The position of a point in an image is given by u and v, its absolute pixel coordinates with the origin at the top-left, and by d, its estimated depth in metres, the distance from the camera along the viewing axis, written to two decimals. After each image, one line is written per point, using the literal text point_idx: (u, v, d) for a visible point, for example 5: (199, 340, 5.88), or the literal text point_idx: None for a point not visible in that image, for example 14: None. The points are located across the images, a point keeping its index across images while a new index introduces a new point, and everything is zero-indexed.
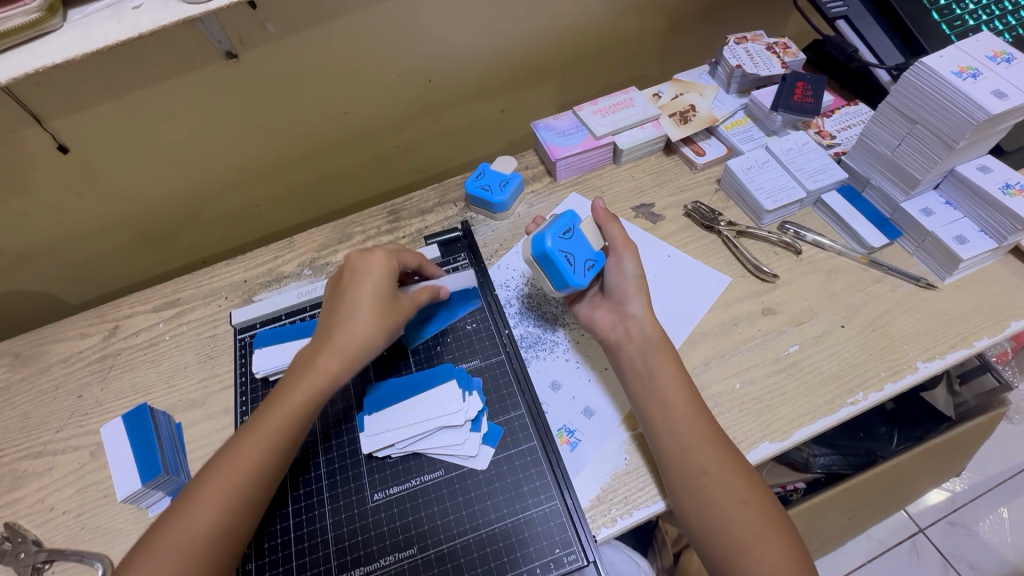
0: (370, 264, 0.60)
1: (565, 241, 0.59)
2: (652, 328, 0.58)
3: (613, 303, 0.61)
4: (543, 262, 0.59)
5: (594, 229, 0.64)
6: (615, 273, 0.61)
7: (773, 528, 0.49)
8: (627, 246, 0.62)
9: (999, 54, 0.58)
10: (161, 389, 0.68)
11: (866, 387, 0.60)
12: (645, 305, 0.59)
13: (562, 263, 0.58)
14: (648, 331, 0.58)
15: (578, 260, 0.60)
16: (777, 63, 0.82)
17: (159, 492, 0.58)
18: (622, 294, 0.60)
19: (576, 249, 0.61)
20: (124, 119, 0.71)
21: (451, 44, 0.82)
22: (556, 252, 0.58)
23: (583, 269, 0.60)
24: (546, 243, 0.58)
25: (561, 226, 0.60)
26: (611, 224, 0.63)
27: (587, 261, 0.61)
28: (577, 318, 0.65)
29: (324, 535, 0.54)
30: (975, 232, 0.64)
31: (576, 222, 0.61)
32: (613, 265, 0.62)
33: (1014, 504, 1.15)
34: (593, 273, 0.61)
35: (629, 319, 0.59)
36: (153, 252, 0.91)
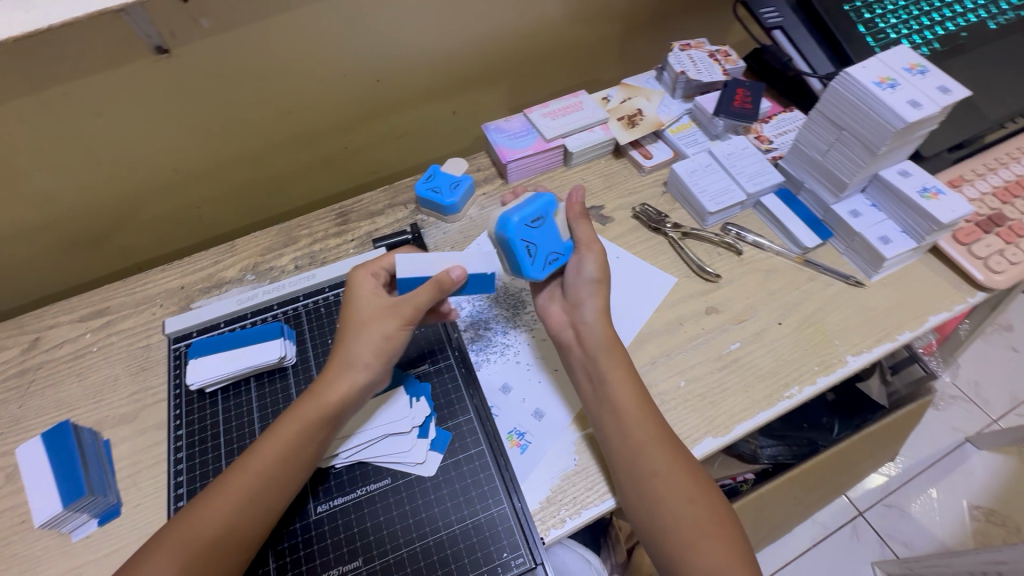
0: (352, 291, 0.57)
1: (530, 231, 0.57)
2: (601, 331, 0.58)
3: (567, 302, 0.61)
4: (502, 244, 0.58)
5: (565, 221, 0.61)
6: (574, 271, 0.60)
7: (716, 523, 0.50)
8: (594, 246, 0.60)
9: (915, 66, 0.62)
10: (87, 405, 0.64)
11: (800, 381, 0.63)
12: (598, 309, 0.58)
13: (520, 252, 0.57)
14: (597, 334, 0.57)
15: (539, 252, 0.58)
16: (719, 69, 0.85)
17: (84, 515, 0.55)
18: (575, 295, 0.60)
19: (542, 240, 0.58)
20: (42, 116, 0.66)
21: (400, 44, 0.80)
22: (517, 241, 0.56)
23: (543, 263, 0.58)
24: (509, 229, 0.56)
25: (533, 212, 0.57)
26: (580, 223, 0.60)
27: (551, 254, 0.59)
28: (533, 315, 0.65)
29: (262, 552, 0.52)
30: (897, 233, 0.68)
31: (548, 211, 0.58)
32: (574, 264, 0.60)
33: (941, 484, 1.23)
34: (554, 267, 0.59)
35: (581, 322, 0.59)
36: (82, 257, 0.86)
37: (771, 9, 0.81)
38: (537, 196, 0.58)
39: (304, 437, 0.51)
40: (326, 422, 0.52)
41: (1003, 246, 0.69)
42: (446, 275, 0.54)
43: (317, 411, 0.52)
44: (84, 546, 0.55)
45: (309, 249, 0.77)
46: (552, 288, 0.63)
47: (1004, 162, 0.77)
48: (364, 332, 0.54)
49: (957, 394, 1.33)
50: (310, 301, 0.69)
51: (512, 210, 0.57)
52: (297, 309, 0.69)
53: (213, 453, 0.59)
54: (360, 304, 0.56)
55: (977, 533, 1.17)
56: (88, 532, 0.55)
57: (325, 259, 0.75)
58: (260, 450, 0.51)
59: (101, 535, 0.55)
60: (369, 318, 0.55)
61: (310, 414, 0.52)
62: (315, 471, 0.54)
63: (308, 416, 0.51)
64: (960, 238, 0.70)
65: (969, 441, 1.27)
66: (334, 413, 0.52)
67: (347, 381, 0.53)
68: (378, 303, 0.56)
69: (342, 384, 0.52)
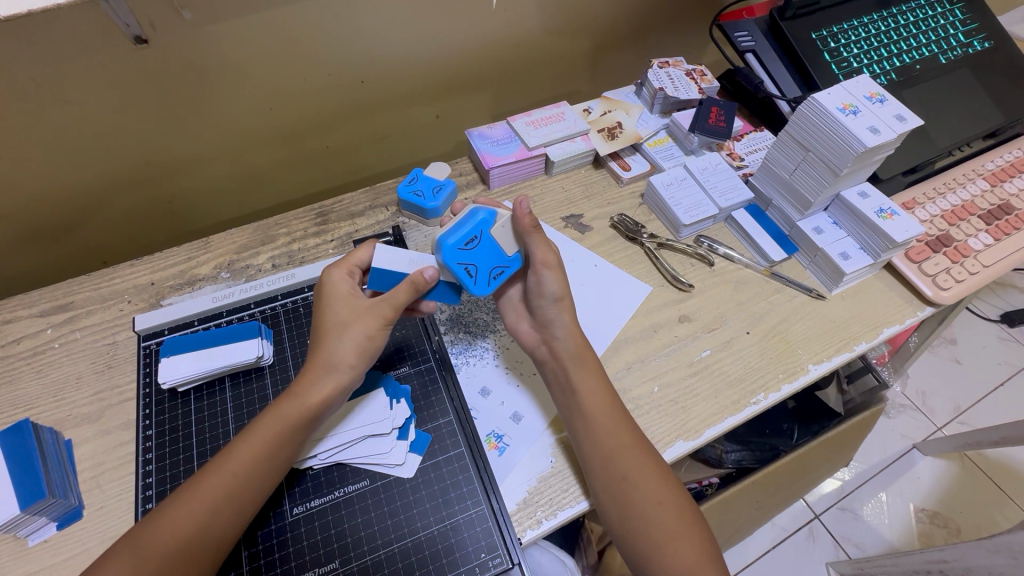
0: (326, 288, 0.57)
1: (467, 251, 0.56)
2: (573, 343, 0.59)
3: (536, 320, 0.62)
4: (443, 270, 0.57)
5: (509, 235, 0.58)
6: (536, 289, 0.60)
7: (686, 523, 0.52)
8: (549, 260, 0.59)
9: (874, 95, 0.67)
10: (46, 403, 0.61)
11: (766, 388, 0.66)
12: (567, 325, 0.60)
13: (460, 276, 0.57)
14: (569, 348, 0.59)
15: (480, 271, 0.57)
16: (695, 87, 0.88)
17: (42, 519, 0.52)
18: (543, 315, 0.61)
19: (481, 258, 0.57)
20: (8, 101, 0.63)
21: (386, 46, 0.80)
22: (453, 265, 0.56)
23: (488, 279, 0.58)
24: (444, 254, 0.56)
25: (467, 234, 0.57)
26: (533, 237, 0.57)
27: (496, 268, 0.58)
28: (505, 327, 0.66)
29: (235, 554, 0.51)
30: (856, 250, 0.73)
31: (483, 229, 0.57)
32: (534, 283, 0.60)
33: (891, 488, 1.30)
34: (500, 280, 0.59)
35: (552, 338, 0.60)
36: (42, 249, 0.82)
37: (744, 33, 0.86)
38: (468, 216, 0.57)
39: (281, 437, 0.51)
40: (304, 422, 0.52)
41: (949, 264, 0.74)
42: (419, 275, 0.55)
43: (294, 409, 0.51)
44: (42, 550, 0.52)
45: (288, 248, 0.76)
46: (515, 300, 0.65)
47: (951, 186, 0.83)
48: (341, 331, 0.54)
49: (907, 403, 1.41)
50: (288, 301, 0.69)
51: (446, 234, 0.56)
52: (274, 309, 0.68)
53: (184, 454, 0.58)
54: (338, 305, 0.55)
55: (922, 535, 1.24)
56: (47, 536, 0.53)
57: (303, 258, 0.75)
58: (240, 450, 0.50)
59: (60, 539, 0.53)
60: (350, 319, 0.54)
61: (289, 415, 0.51)
62: (293, 472, 0.54)
63: (285, 417, 0.51)
64: (911, 256, 0.75)
65: (916, 447, 1.35)
66: (313, 413, 0.52)
67: (328, 381, 0.53)
68: (356, 304, 0.55)
69: (323, 383, 0.52)
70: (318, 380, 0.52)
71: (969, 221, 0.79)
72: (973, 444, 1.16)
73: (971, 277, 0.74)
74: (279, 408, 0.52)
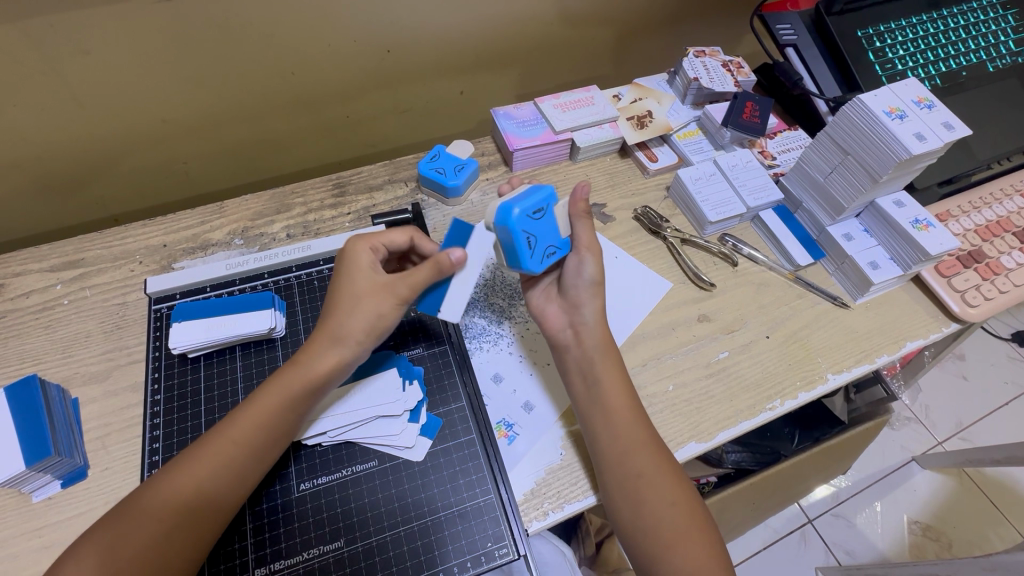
0: (348, 261, 0.55)
1: (533, 222, 0.54)
2: (598, 333, 0.58)
3: (565, 302, 0.61)
4: (501, 235, 0.54)
5: (565, 217, 0.58)
6: (573, 272, 0.59)
7: (697, 526, 0.51)
8: (593, 245, 0.59)
9: (923, 100, 0.64)
10: (54, 360, 0.60)
11: (782, 395, 0.65)
12: (598, 311, 0.59)
13: (521, 245, 0.54)
14: (597, 336, 0.58)
15: (538, 245, 0.56)
16: (730, 80, 0.85)
17: (47, 476, 0.52)
18: (574, 297, 0.59)
19: (542, 232, 0.56)
20: (24, 47, 0.61)
21: (415, 15, 0.77)
22: (519, 233, 0.53)
23: (542, 255, 0.56)
24: (511, 222, 0.52)
25: (535, 203, 0.54)
26: (581, 221, 0.58)
27: (550, 246, 0.57)
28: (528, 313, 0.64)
29: (240, 527, 0.50)
30: (886, 260, 0.71)
31: (549, 204, 0.56)
32: (573, 265, 0.59)
33: (887, 499, 1.30)
34: (551, 260, 0.57)
35: (581, 322, 0.59)
36: (53, 202, 0.81)
37: (787, 26, 0.82)
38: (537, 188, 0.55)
39: (291, 412, 0.50)
40: (315, 398, 0.51)
41: (980, 281, 0.72)
42: (445, 257, 0.52)
43: (307, 384, 0.50)
44: (45, 507, 0.52)
45: (304, 218, 0.74)
46: (548, 285, 0.63)
47: (987, 201, 0.80)
48: (356, 306, 0.52)
49: (911, 416, 1.40)
50: (303, 273, 0.67)
51: (515, 201, 0.53)
52: (288, 280, 0.67)
53: (192, 421, 0.57)
54: (357, 277, 0.54)
55: (913, 546, 1.24)
56: (51, 493, 0.53)
57: (318, 230, 0.73)
58: (250, 421, 0.49)
59: (64, 497, 0.53)
60: (363, 294, 0.53)
61: (297, 390, 0.50)
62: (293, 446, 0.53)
63: (298, 391, 0.50)
64: (941, 271, 0.73)
65: (915, 460, 1.34)
66: (327, 391, 0.51)
67: (340, 357, 0.51)
68: (372, 278, 0.54)
69: (337, 358, 0.51)
70: (331, 356, 0.51)
71: (1002, 239, 0.77)
72: (974, 461, 1.14)
73: (1001, 296, 0.72)
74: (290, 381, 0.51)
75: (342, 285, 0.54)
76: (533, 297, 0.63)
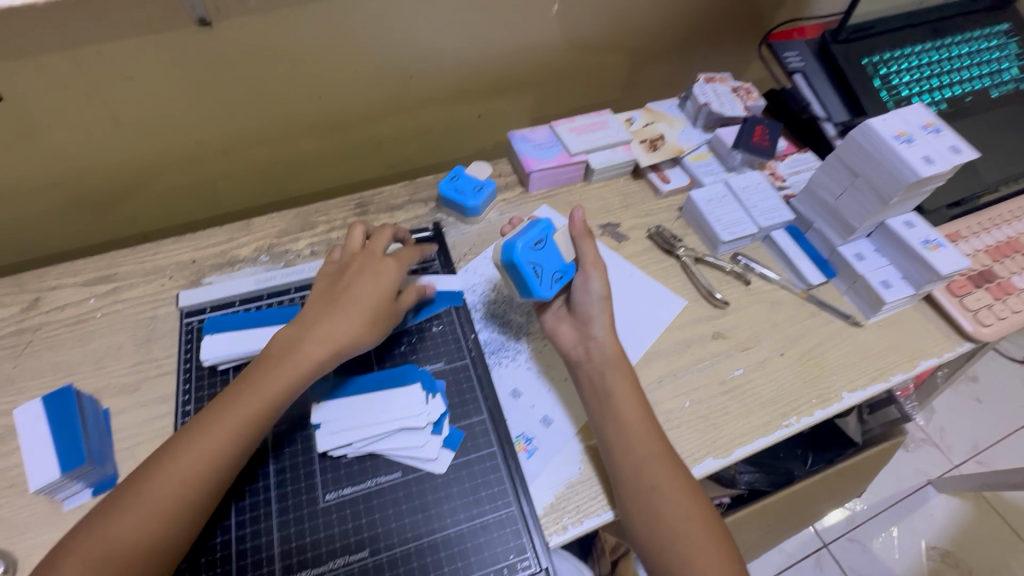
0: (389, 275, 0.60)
1: (535, 253, 0.59)
2: (610, 346, 0.60)
3: (575, 320, 0.63)
4: (510, 270, 0.59)
5: (566, 241, 0.63)
6: (580, 290, 0.62)
7: (715, 540, 0.52)
8: (597, 262, 0.62)
9: (930, 124, 0.66)
10: (87, 371, 0.62)
11: (798, 412, 0.65)
12: (606, 325, 0.61)
13: (529, 274, 0.59)
14: (607, 351, 0.60)
15: (544, 272, 0.60)
16: (740, 105, 0.87)
17: (79, 484, 0.53)
18: (584, 313, 0.61)
19: (545, 260, 0.61)
20: (73, 73, 0.65)
21: (436, 43, 0.81)
22: (524, 263, 0.58)
23: (550, 281, 0.60)
24: (516, 254, 0.58)
25: (533, 236, 0.60)
26: (583, 241, 0.63)
27: (554, 273, 0.61)
28: (541, 329, 0.66)
29: (267, 536, 0.52)
30: (897, 279, 0.72)
31: (548, 233, 0.61)
32: (579, 282, 0.62)
33: (903, 524, 1.28)
34: (560, 285, 0.61)
35: (591, 338, 0.61)
36: (86, 220, 0.84)
37: (795, 53, 0.87)
38: (534, 222, 0.61)
39: None
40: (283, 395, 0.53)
41: (992, 300, 0.73)
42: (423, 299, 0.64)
43: None
44: (75, 516, 0.53)
45: (327, 236, 0.77)
46: (559, 308, 0.65)
47: (996, 222, 0.82)
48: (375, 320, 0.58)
49: (925, 438, 1.39)
50: None
51: (517, 236, 0.59)
52: None
53: None
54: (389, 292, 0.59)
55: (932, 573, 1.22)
56: (81, 502, 0.54)
57: None
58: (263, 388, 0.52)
59: (94, 506, 0.54)
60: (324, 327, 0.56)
61: None
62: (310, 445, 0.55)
63: None
64: (953, 290, 0.74)
65: (931, 484, 1.32)
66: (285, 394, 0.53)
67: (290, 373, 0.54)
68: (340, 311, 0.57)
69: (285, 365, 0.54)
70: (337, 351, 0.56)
71: (1013, 259, 0.78)
72: (992, 484, 1.13)
73: (1013, 316, 0.72)
74: (294, 351, 0.54)
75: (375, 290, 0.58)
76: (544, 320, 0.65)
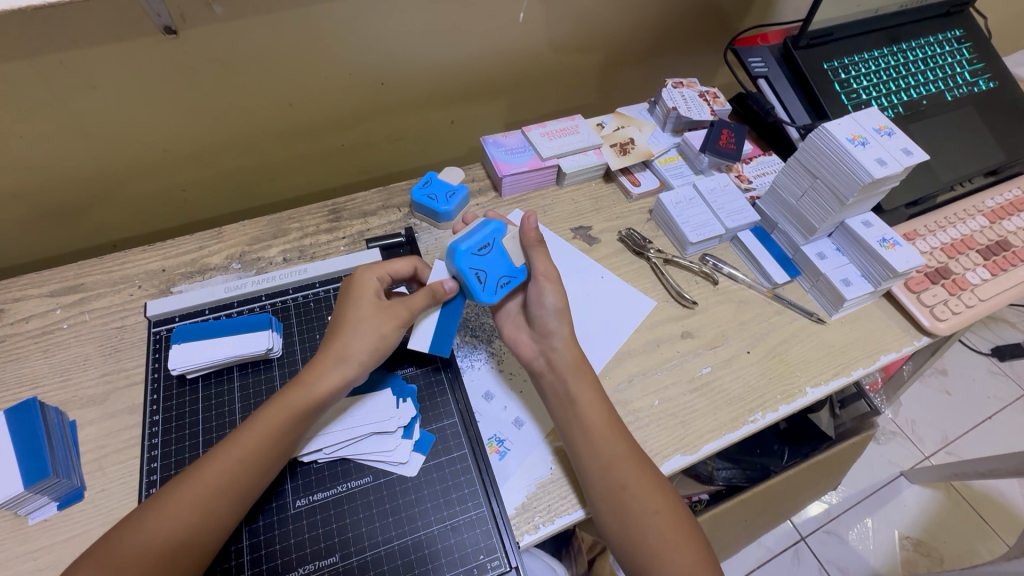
0: (356, 289, 0.59)
1: (478, 257, 0.60)
2: (569, 355, 0.61)
3: (534, 331, 0.63)
4: (455, 274, 0.61)
5: (517, 248, 0.63)
6: (536, 303, 0.62)
7: (681, 535, 0.53)
8: (550, 272, 0.62)
9: (883, 128, 0.69)
10: (53, 383, 0.62)
11: (764, 407, 0.67)
12: (565, 336, 0.61)
13: (470, 280, 0.60)
14: (567, 360, 0.60)
15: (489, 278, 0.61)
16: (707, 109, 0.89)
17: (45, 497, 0.53)
18: (543, 326, 0.62)
19: (491, 264, 0.61)
20: (35, 82, 0.64)
21: (407, 50, 0.82)
22: (465, 269, 0.59)
23: (495, 287, 0.61)
24: (458, 258, 0.59)
25: (479, 240, 0.61)
26: (535, 251, 0.62)
27: (501, 278, 0.61)
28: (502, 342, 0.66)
29: (235, 544, 0.51)
30: (857, 277, 0.74)
31: (495, 238, 0.62)
32: (534, 293, 0.62)
33: (877, 515, 1.31)
34: (507, 289, 0.61)
35: (551, 349, 0.61)
36: (53, 229, 0.83)
37: (758, 59, 0.88)
38: (481, 226, 0.62)
39: (278, 422, 0.52)
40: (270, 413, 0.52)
41: (947, 296, 0.76)
42: (440, 286, 0.59)
43: (297, 399, 0.52)
44: (41, 530, 0.53)
45: (299, 243, 0.77)
46: (514, 313, 0.66)
47: (950, 221, 0.85)
48: (359, 328, 0.55)
49: (896, 430, 1.42)
50: (300, 295, 0.70)
51: (460, 241, 0.60)
52: (285, 303, 0.69)
53: (189, 441, 0.58)
54: (364, 301, 0.57)
55: (905, 562, 1.25)
56: (47, 515, 0.53)
57: (314, 254, 0.75)
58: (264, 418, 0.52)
59: (60, 519, 0.53)
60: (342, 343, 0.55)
61: (294, 406, 0.52)
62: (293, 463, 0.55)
63: (292, 406, 0.52)
64: (911, 286, 0.76)
65: (903, 475, 1.36)
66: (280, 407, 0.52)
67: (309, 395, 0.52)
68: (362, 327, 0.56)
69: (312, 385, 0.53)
70: (333, 373, 0.54)
71: (967, 256, 0.81)
72: (959, 475, 1.16)
73: (967, 310, 0.75)
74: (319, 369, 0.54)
75: (348, 308, 0.57)
76: (504, 327, 0.65)
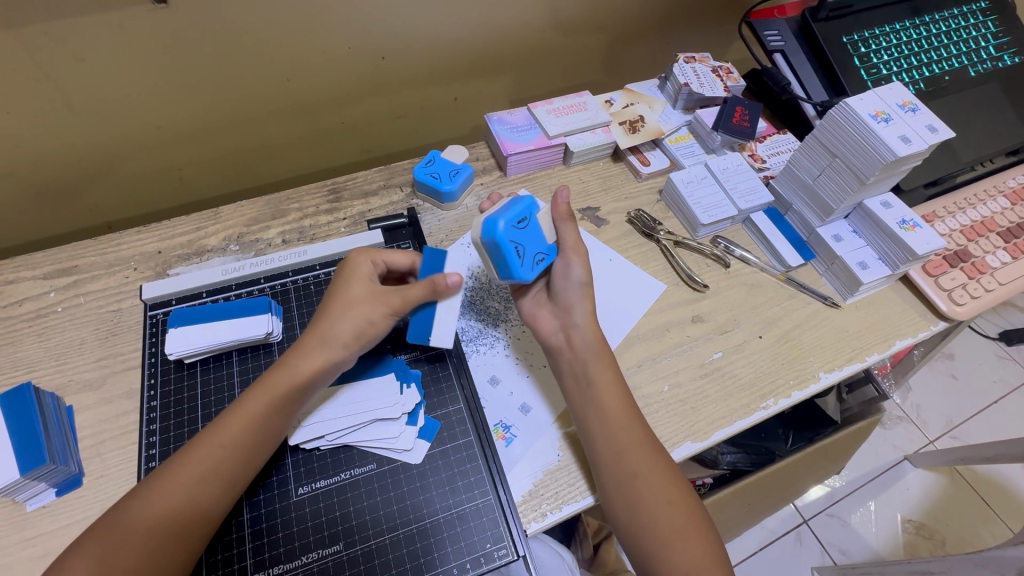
0: (349, 272, 0.57)
1: (517, 231, 0.56)
2: (590, 334, 0.59)
3: (555, 307, 0.62)
4: (490, 248, 0.56)
5: (548, 223, 0.61)
6: (561, 275, 0.60)
7: (692, 525, 0.52)
8: (578, 247, 0.61)
9: (907, 104, 0.66)
10: (48, 367, 0.60)
11: (775, 394, 0.66)
12: (587, 312, 0.59)
13: (510, 255, 0.56)
14: (588, 339, 0.58)
15: (526, 254, 0.58)
16: (720, 85, 0.86)
17: (41, 484, 0.52)
18: (563, 302, 0.60)
19: (528, 240, 0.58)
20: (19, 54, 0.61)
21: (408, 23, 0.78)
22: (506, 243, 0.55)
23: (532, 263, 0.58)
24: (498, 234, 0.54)
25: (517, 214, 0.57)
26: (565, 225, 0.61)
27: (537, 254, 0.59)
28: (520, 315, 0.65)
29: (234, 532, 0.50)
30: (874, 260, 0.72)
31: (531, 212, 0.58)
32: (560, 267, 0.61)
33: (880, 498, 1.31)
34: (541, 267, 0.59)
35: (571, 326, 0.59)
36: (45, 209, 0.80)
37: (774, 32, 0.84)
38: (518, 199, 0.57)
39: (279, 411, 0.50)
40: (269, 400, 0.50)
41: (966, 280, 0.74)
42: (442, 280, 0.55)
43: (298, 386, 0.51)
44: (39, 516, 0.52)
45: (299, 224, 0.74)
46: (538, 292, 0.64)
47: (971, 202, 0.82)
48: (346, 311, 0.54)
49: (902, 415, 1.42)
50: (300, 278, 0.68)
51: (498, 214, 0.55)
52: (285, 286, 0.67)
53: (188, 427, 0.57)
54: (353, 285, 0.55)
55: (907, 545, 1.25)
56: (45, 502, 0.52)
57: (314, 236, 0.73)
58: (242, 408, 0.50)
59: (59, 505, 0.52)
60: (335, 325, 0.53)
61: (295, 393, 0.51)
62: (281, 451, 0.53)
63: (293, 393, 0.51)
64: (929, 270, 0.74)
65: (907, 459, 1.36)
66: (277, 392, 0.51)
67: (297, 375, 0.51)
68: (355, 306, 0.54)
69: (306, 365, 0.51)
70: (317, 352, 0.52)
71: (987, 238, 0.79)
72: (964, 459, 1.16)
73: (986, 295, 0.73)
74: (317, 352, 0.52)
75: (338, 290, 0.56)
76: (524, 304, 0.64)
